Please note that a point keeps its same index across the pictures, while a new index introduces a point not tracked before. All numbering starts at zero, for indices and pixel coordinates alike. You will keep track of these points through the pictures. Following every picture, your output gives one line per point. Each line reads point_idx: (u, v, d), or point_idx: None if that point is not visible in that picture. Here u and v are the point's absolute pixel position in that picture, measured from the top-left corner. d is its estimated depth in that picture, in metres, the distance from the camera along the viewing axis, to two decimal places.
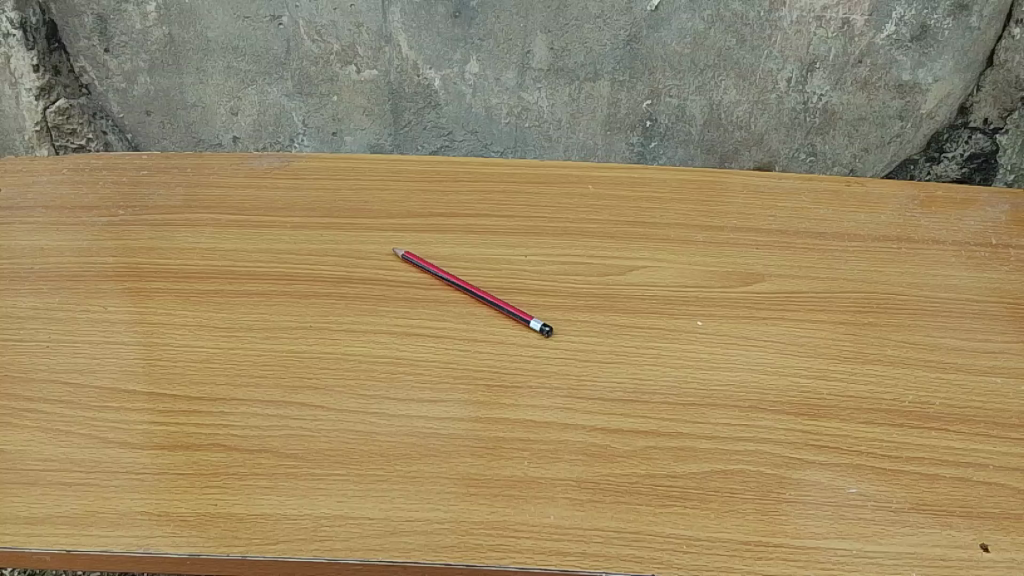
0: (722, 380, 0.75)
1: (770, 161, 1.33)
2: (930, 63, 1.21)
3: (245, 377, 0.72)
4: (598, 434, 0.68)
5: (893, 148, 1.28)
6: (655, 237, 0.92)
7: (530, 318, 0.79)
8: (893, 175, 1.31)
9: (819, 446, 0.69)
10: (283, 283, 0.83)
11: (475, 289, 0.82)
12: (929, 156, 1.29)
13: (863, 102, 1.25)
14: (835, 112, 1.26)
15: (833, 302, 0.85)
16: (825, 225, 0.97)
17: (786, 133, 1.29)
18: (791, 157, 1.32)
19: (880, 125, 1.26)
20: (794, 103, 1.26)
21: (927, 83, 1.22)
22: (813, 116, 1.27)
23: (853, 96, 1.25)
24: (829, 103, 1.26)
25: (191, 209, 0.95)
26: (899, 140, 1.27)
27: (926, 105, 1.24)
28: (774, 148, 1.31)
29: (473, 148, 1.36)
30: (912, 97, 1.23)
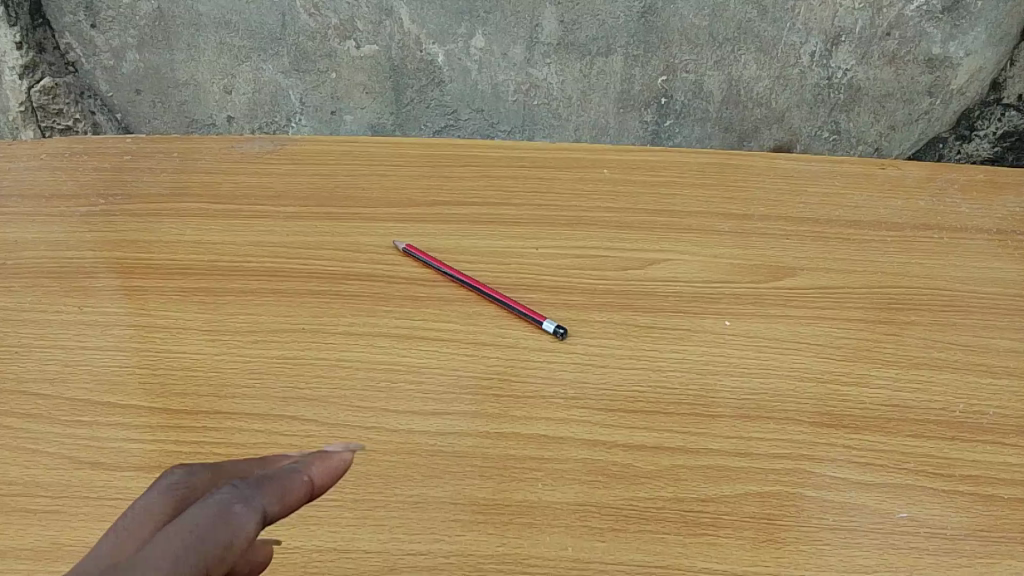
0: (754, 389, 0.68)
1: (791, 140, 1.25)
2: (961, 36, 1.12)
3: (231, 388, 0.66)
4: (619, 451, 0.61)
5: (921, 126, 1.20)
6: (677, 227, 0.85)
7: (543, 319, 0.72)
8: (920, 154, 1.23)
9: (863, 464, 0.63)
10: (273, 280, 0.77)
11: (483, 286, 0.76)
12: (959, 135, 1.20)
13: (890, 77, 1.17)
14: (860, 88, 1.19)
15: (871, 299, 0.78)
16: (859, 213, 0.90)
17: (809, 110, 1.21)
18: (814, 135, 1.24)
19: (907, 101, 1.19)
20: (817, 79, 1.18)
21: (958, 57, 1.14)
22: (837, 92, 1.19)
23: (880, 72, 1.17)
24: (855, 79, 1.18)
25: (176, 198, 0.89)
26: (927, 117, 1.19)
27: (956, 80, 1.16)
28: (796, 126, 1.23)
29: (479, 127, 1.28)
30: (942, 72, 1.15)
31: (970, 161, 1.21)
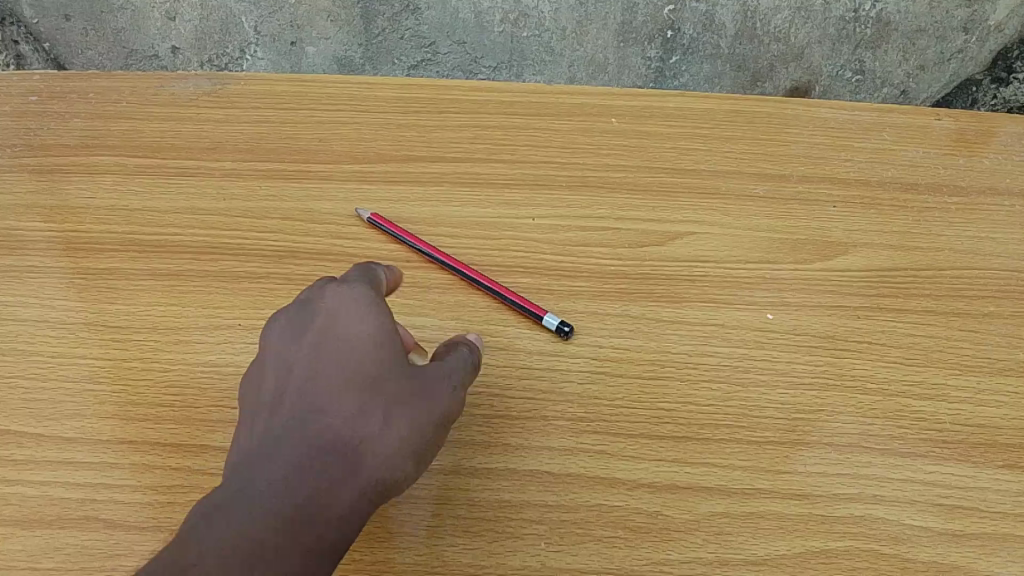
0: (806, 404, 0.54)
1: (809, 81, 1.07)
2: None
3: (143, 409, 0.51)
4: (644, 494, 0.49)
5: (953, 67, 1.02)
6: (702, 192, 0.70)
7: (543, 314, 0.58)
8: (951, 101, 1.05)
9: (947, 509, 0.50)
10: (202, 259, 0.61)
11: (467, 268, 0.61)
12: (996, 77, 1.01)
13: (923, 10, 0.99)
14: (889, 22, 1.01)
15: (940, 284, 0.64)
16: (917, 172, 0.75)
17: (831, 47, 1.04)
18: (834, 76, 1.06)
19: (939, 38, 1.00)
20: (842, 11, 1.01)
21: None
22: (863, 27, 1.02)
23: (912, 4, 0.99)
24: (884, 11, 1.00)
25: (88, 149, 0.72)
26: (960, 57, 1.01)
27: (995, 16, 0.98)
28: (816, 64, 1.05)
29: (461, 63, 1.11)
30: (979, 5, 0.97)
31: (1007, 108, 1.02)
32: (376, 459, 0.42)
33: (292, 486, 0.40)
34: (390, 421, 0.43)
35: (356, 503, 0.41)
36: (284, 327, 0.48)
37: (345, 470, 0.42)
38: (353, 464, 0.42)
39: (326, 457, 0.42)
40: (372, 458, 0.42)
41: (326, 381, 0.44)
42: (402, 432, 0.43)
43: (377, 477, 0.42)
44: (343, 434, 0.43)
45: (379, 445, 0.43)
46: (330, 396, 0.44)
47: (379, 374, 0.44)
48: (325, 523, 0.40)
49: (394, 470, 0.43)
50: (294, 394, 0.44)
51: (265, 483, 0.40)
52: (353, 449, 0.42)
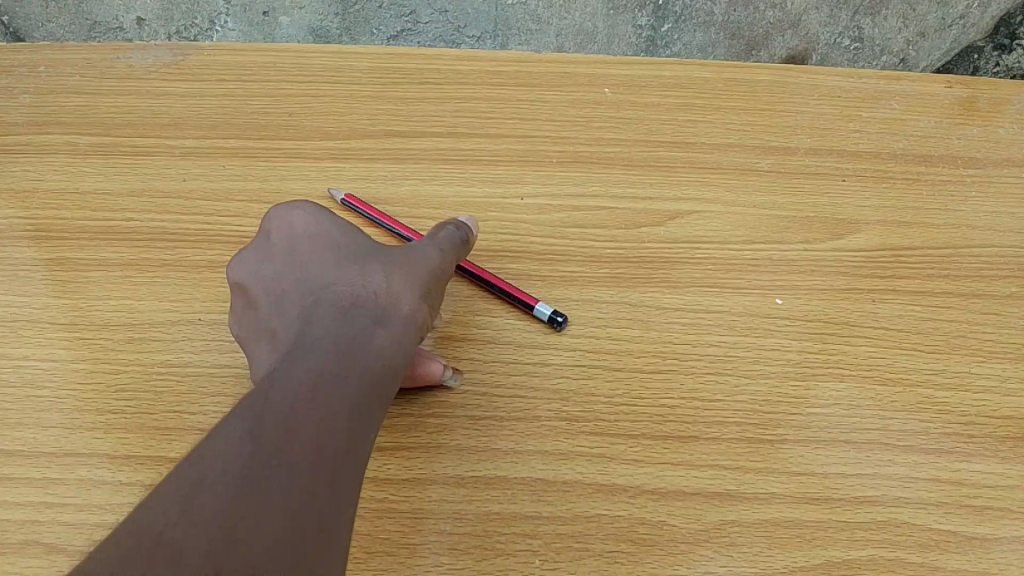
0: (820, 398, 0.50)
1: (805, 50, 1.02)
2: None
3: (95, 416, 0.47)
4: (646, 502, 0.45)
5: (954, 34, 0.97)
6: (703, 167, 0.65)
7: (534, 302, 0.54)
8: (951, 69, 1.00)
9: (979, 510, 0.46)
10: (159, 247, 0.56)
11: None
12: (999, 44, 0.97)
13: None
14: None
15: (959, 263, 0.60)
16: (930, 142, 0.70)
17: (829, 12, 0.98)
18: (832, 44, 1.01)
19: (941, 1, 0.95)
20: None
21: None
22: None
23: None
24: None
25: (37, 128, 0.66)
26: (962, 22, 0.96)
27: None
28: (813, 31, 1.00)
29: (443, 32, 1.05)
30: None
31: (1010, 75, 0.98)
32: (398, 302, 0.44)
33: (330, 336, 0.41)
34: (398, 274, 0.46)
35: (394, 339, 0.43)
36: (256, 256, 0.50)
37: (375, 315, 0.43)
38: (380, 309, 0.43)
39: (351, 309, 0.43)
40: (393, 301, 0.44)
41: (323, 267, 0.46)
42: (409, 279, 0.46)
43: (407, 318, 0.44)
44: (361, 289, 0.44)
45: (398, 292, 0.45)
46: (334, 272, 0.46)
47: (366, 249, 0.47)
48: (372, 361, 0.41)
49: (417, 312, 0.45)
50: (298, 288, 0.46)
51: (300, 344, 0.41)
52: (375, 298, 0.44)
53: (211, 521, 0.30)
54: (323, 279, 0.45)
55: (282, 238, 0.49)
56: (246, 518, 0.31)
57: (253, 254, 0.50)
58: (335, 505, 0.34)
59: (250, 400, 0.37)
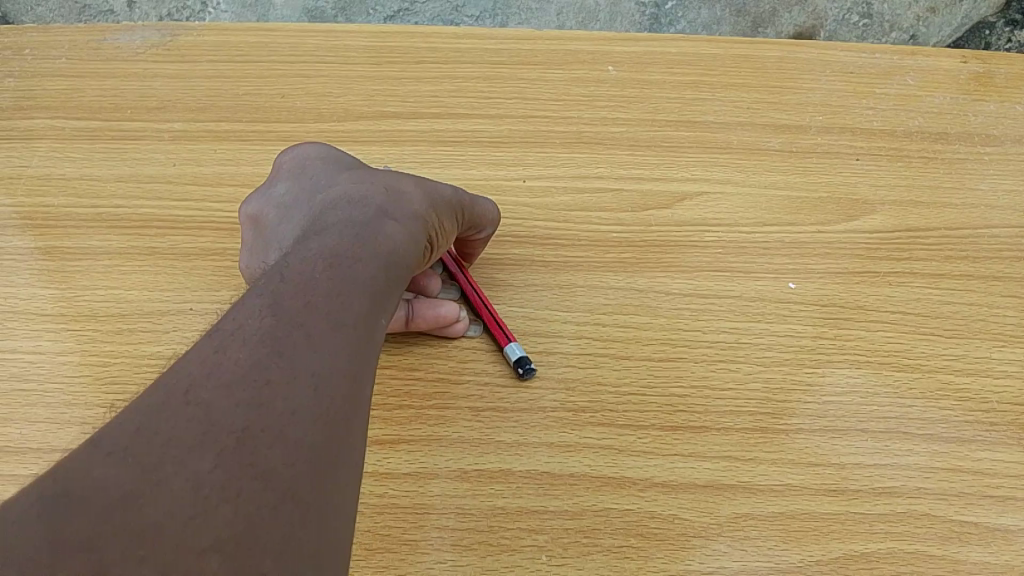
0: (836, 385, 0.48)
1: (813, 26, 0.99)
2: None
3: (84, 411, 0.45)
4: (656, 495, 0.43)
5: (965, 10, 0.94)
6: (710, 147, 0.63)
7: (506, 343, 0.49)
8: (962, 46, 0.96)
9: (1003, 501, 0.44)
10: (148, 235, 0.54)
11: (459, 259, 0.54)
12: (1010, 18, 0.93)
13: None
14: None
15: (977, 243, 0.58)
16: (946, 119, 0.68)
17: None
18: (840, 19, 0.98)
19: None
20: None
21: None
22: None
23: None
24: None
25: (22, 113, 0.64)
26: None
27: None
28: (821, 7, 0.97)
29: (441, 12, 1.02)
30: None
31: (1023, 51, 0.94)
32: (407, 204, 0.44)
33: (342, 221, 0.41)
34: (407, 183, 0.46)
35: (407, 236, 0.42)
36: (264, 189, 0.49)
37: (385, 209, 0.43)
38: (390, 207, 0.43)
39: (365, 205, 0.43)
40: (403, 202, 0.44)
41: (335, 179, 0.46)
42: (421, 189, 0.46)
43: (416, 220, 0.44)
44: (375, 191, 0.44)
45: (408, 196, 0.44)
46: (346, 181, 0.45)
47: (375, 168, 0.48)
48: (386, 249, 0.40)
49: (425, 218, 0.45)
50: (310, 199, 0.45)
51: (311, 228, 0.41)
52: (385, 197, 0.44)
53: (234, 388, 0.30)
54: (331, 184, 0.45)
55: (292, 168, 0.49)
56: (269, 384, 0.31)
57: (260, 189, 0.49)
58: (359, 374, 0.34)
59: (266, 282, 0.36)
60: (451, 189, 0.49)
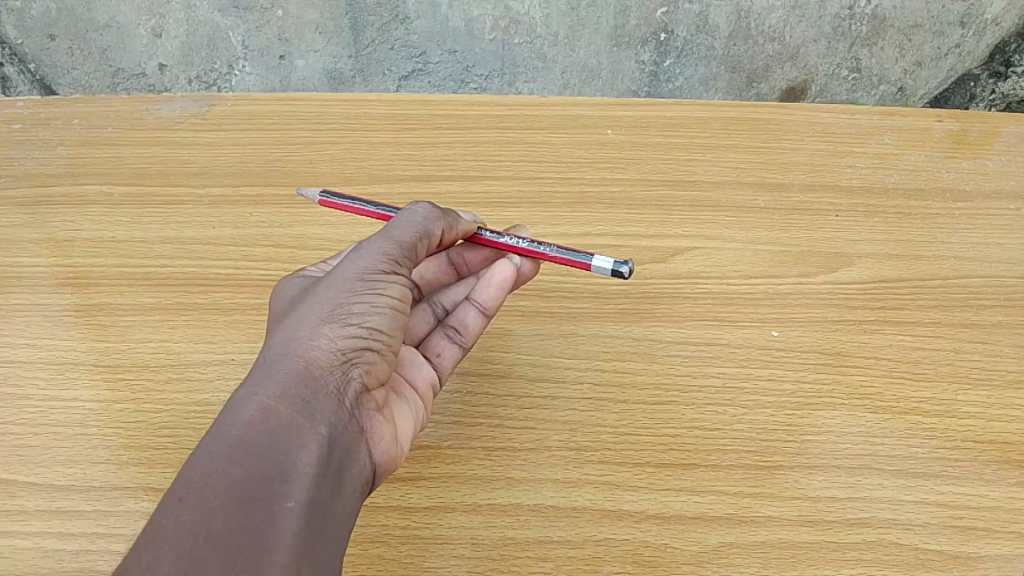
0: (814, 425, 0.53)
1: (805, 81, 1.03)
2: None
3: (138, 452, 0.50)
4: (650, 526, 0.48)
5: (950, 62, 0.99)
6: (702, 205, 0.69)
7: (590, 264, 0.54)
8: (948, 98, 1.02)
9: (964, 531, 0.49)
10: (191, 291, 0.60)
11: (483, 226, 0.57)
12: (993, 71, 0.99)
13: (920, 5, 0.96)
14: (887, 17, 0.97)
15: (946, 293, 0.63)
16: (921, 178, 0.74)
17: (827, 45, 1.00)
18: (831, 75, 1.02)
19: (936, 33, 0.97)
20: (837, 8, 0.97)
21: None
22: (859, 24, 0.98)
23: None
24: (879, 7, 0.96)
25: (75, 179, 0.70)
26: (957, 51, 0.98)
27: (992, 9, 0.95)
28: (813, 64, 1.02)
29: (452, 72, 1.07)
30: None
31: (1003, 102, 1.00)
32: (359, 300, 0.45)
33: (265, 367, 0.41)
34: (323, 295, 0.44)
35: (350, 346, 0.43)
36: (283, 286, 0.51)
37: (292, 349, 0.42)
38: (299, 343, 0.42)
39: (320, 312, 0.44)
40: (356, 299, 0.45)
41: (310, 284, 0.47)
42: (378, 274, 0.46)
43: (333, 344, 0.42)
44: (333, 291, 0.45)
45: (323, 318, 0.43)
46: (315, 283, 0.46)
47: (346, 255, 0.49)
48: (295, 400, 0.40)
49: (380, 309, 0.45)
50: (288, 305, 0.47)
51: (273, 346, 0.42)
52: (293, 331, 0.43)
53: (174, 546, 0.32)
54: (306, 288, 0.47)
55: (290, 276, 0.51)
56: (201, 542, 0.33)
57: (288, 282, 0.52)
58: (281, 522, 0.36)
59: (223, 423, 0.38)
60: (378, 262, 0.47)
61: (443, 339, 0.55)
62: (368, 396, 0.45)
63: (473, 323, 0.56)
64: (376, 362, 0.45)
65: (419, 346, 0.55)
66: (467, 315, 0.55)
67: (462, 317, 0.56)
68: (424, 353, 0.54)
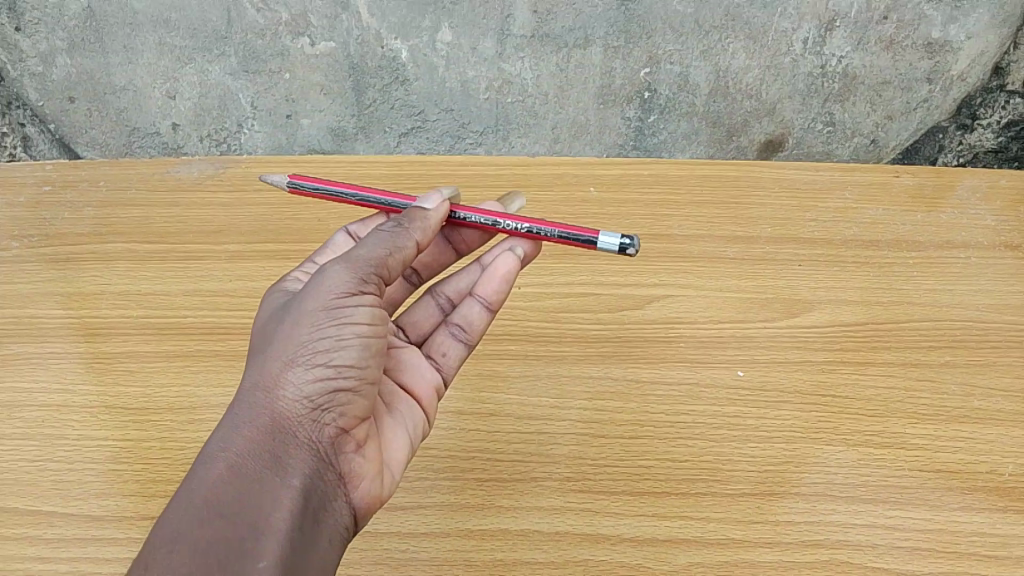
0: (774, 456, 0.59)
1: (783, 133, 1.08)
2: (963, 18, 0.96)
3: (165, 485, 0.56)
4: (627, 548, 0.53)
5: (920, 115, 1.04)
6: (677, 257, 0.75)
7: (596, 235, 0.58)
8: (918, 147, 1.07)
9: (909, 550, 0.54)
10: (211, 338, 0.66)
11: (474, 212, 0.60)
12: (960, 124, 1.04)
13: (887, 64, 1.01)
14: (857, 75, 1.02)
15: (899, 336, 0.69)
16: (879, 229, 0.80)
17: (802, 101, 1.05)
18: (807, 128, 1.07)
19: (905, 89, 1.02)
20: (810, 67, 1.02)
21: (959, 41, 0.98)
22: (831, 81, 1.03)
23: (876, 58, 1.00)
24: (850, 66, 1.01)
25: (102, 238, 0.76)
26: (926, 105, 1.03)
27: (957, 66, 1.00)
28: (789, 118, 1.06)
29: (449, 129, 1.11)
30: (942, 57, 0.99)
31: (971, 153, 1.06)
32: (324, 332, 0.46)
33: (233, 425, 0.43)
34: (287, 336, 0.45)
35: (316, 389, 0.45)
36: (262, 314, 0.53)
37: (258, 405, 0.44)
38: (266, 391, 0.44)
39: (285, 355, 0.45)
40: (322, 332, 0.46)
41: (278, 318, 0.48)
42: (346, 298, 0.47)
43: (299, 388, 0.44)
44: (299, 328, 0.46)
45: (288, 362, 0.45)
46: (282, 318, 0.48)
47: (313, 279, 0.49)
48: (265, 455, 0.42)
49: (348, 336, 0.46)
50: (258, 346, 0.48)
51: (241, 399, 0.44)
52: (262, 378, 0.45)
53: None
54: (275, 322, 0.48)
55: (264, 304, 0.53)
56: None
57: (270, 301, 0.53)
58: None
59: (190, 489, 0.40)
60: (342, 290, 0.47)
61: (448, 337, 0.59)
62: (343, 433, 0.47)
63: (477, 319, 0.59)
64: (347, 399, 0.46)
65: (426, 342, 0.60)
66: (471, 313, 0.59)
67: (466, 314, 0.59)
68: (430, 352, 0.59)
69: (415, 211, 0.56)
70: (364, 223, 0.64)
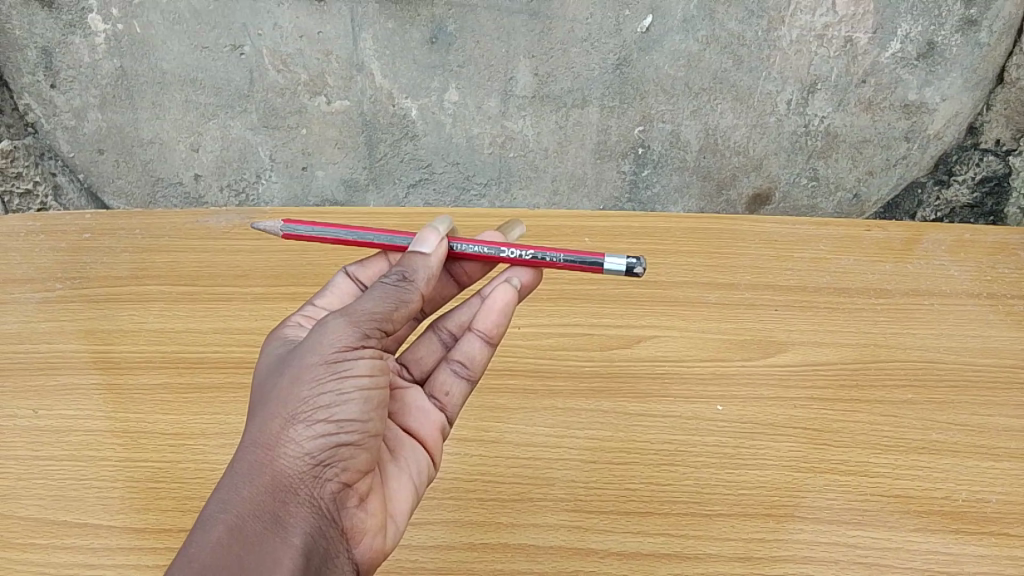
0: (749, 482, 0.65)
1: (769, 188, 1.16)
2: (938, 82, 1.04)
3: (198, 502, 0.63)
4: (613, 561, 0.60)
5: (899, 171, 1.12)
6: (663, 301, 0.82)
7: (601, 258, 0.66)
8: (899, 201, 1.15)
9: (867, 566, 0.60)
10: (239, 371, 0.73)
11: (477, 244, 0.67)
12: (937, 179, 1.12)
13: (867, 123, 1.09)
14: (838, 134, 1.10)
15: (866, 375, 0.76)
16: (851, 278, 0.87)
17: (787, 157, 1.13)
18: (792, 182, 1.15)
19: (884, 147, 1.10)
20: (794, 127, 1.10)
21: (934, 103, 1.05)
22: (814, 139, 1.11)
23: (856, 118, 1.08)
24: (832, 125, 1.09)
25: (138, 281, 0.84)
26: (905, 162, 1.11)
27: (933, 125, 1.07)
28: (775, 173, 1.14)
29: (455, 181, 1.20)
30: (919, 118, 1.07)
31: (949, 208, 1.13)
32: (323, 389, 0.50)
33: (238, 484, 0.47)
34: (289, 394, 0.50)
35: (314, 446, 0.49)
36: (263, 361, 0.57)
37: (260, 464, 0.48)
38: (270, 447, 0.48)
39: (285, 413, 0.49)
40: (320, 389, 0.50)
41: (279, 370, 0.53)
42: (345, 354, 0.51)
43: (301, 444, 0.48)
44: (299, 385, 0.50)
45: (289, 420, 0.49)
46: (282, 372, 0.52)
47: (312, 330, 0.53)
48: (265, 515, 0.46)
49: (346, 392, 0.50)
50: (259, 399, 0.52)
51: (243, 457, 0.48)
52: (265, 434, 0.49)
53: None
54: (276, 374, 0.52)
55: (265, 354, 0.57)
56: None
57: (273, 348, 0.58)
58: None
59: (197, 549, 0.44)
60: (342, 345, 0.51)
61: (452, 375, 0.65)
62: (344, 487, 0.51)
63: (478, 353, 0.65)
64: (346, 454, 0.51)
65: (430, 381, 0.65)
66: (472, 348, 0.65)
67: (468, 350, 0.65)
68: (434, 391, 0.65)
69: (415, 257, 0.60)
70: (361, 264, 0.69)
